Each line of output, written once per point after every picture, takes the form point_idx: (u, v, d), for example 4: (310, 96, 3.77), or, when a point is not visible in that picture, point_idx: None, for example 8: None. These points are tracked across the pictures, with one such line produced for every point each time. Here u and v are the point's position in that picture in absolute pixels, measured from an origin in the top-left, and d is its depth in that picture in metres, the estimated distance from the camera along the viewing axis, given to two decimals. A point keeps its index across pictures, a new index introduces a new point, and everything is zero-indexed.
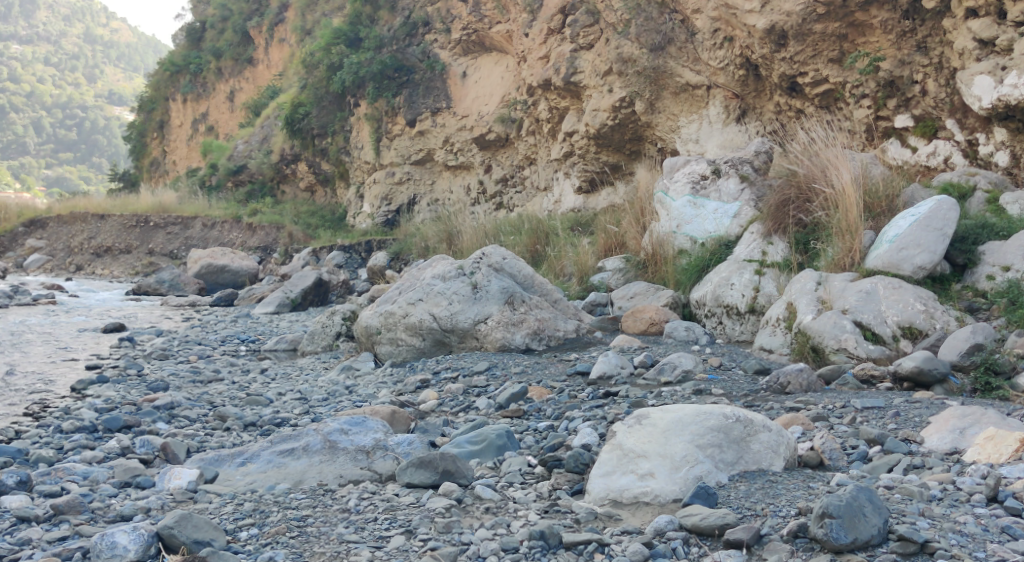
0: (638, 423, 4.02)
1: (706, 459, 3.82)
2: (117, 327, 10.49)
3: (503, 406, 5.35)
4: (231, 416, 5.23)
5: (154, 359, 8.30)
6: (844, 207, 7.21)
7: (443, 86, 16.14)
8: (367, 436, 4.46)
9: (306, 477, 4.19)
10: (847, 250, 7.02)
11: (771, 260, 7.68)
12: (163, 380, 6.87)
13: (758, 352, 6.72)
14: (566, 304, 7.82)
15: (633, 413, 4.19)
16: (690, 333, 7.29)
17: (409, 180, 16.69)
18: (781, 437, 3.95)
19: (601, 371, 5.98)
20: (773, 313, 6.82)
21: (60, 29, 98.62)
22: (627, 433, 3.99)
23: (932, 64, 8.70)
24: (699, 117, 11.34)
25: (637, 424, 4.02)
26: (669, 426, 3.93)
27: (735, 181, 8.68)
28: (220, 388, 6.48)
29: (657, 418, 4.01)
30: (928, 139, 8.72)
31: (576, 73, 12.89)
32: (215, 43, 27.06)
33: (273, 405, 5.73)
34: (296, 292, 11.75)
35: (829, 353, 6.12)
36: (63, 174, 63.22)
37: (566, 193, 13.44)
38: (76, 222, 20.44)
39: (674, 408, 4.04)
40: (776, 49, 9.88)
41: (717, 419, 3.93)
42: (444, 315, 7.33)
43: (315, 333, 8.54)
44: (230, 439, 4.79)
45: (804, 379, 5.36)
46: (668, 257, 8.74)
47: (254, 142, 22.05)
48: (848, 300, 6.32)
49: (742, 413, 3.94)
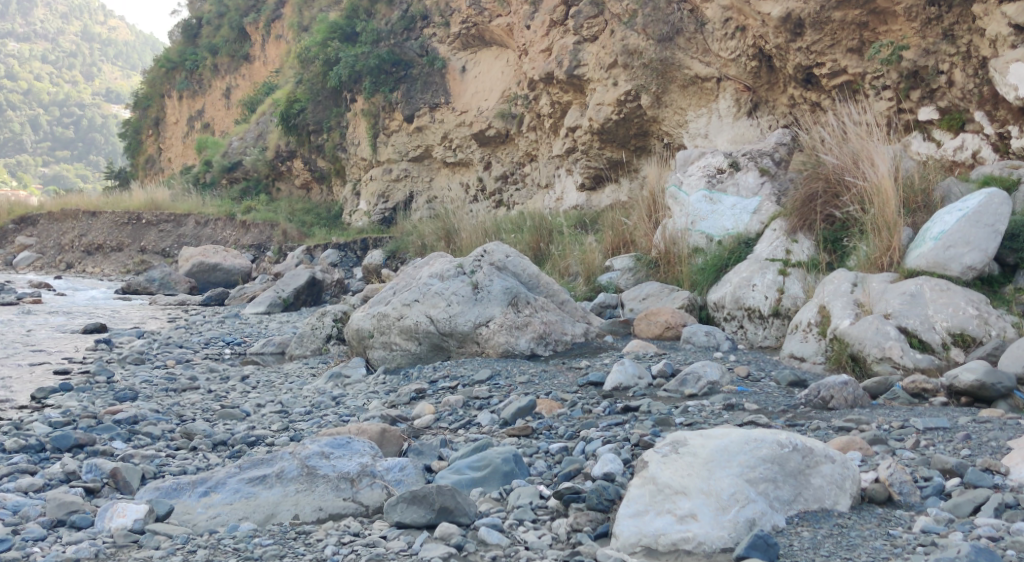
0: (675, 451, 3.40)
1: (758, 498, 3.21)
2: (98, 328, 9.88)
3: (509, 422, 4.74)
4: (199, 434, 4.60)
5: (129, 363, 7.67)
6: (880, 201, 6.59)
7: (441, 82, 15.49)
8: (351, 460, 3.84)
9: (279, 511, 3.60)
10: (884, 248, 6.41)
11: (797, 259, 7.07)
12: (132, 388, 6.24)
13: (787, 360, 6.07)
14: (573, 305, 7.20)
15: (664, 437, 3.57)
16: (711, 338, 6.65)
17: (407, 177, 16.06)
18: (845, 470, 3.35)
19: (617, 383, 5.38)
20: (803, 317, 6.19)
21: (57, 27, 97.83)
22: (661, 462, 3.36)
23: (960, 53, 8.06)
24: (708, 111, 10.70)
25: (673, 452, 3.40)
26: (712, 456, 3.31)
27: (754, 174, 8.17)
28: (193, 398, 5.85)
29: (697, 446, 3.39)
30: (955, 133, 8.06)
31: (580, 66, 12.25)
32: (211, 38, 26.36)
33: (250, 419, 5.10)
34: (288, 291, 11.12)
35: (871, 363, 5.49)
36: (61, 172, 62.45)
37: (568, 190, 12.84)
38: (66, 219, 19.79)
39: (717, 431, 3.45)
40: (792, 38, 9.27)
41: (768, 447, 3.33)
42: (442, 318, 6.69)
43: (304, 335, 7.91)
44: (195, 462, 4.16)
45: (849, 393, 4.73)
46: (683, 256, 8.09)
47: (249, 138, 21.41)
48: (890, 303, 5.71)
49: (800, 439, 3.34)
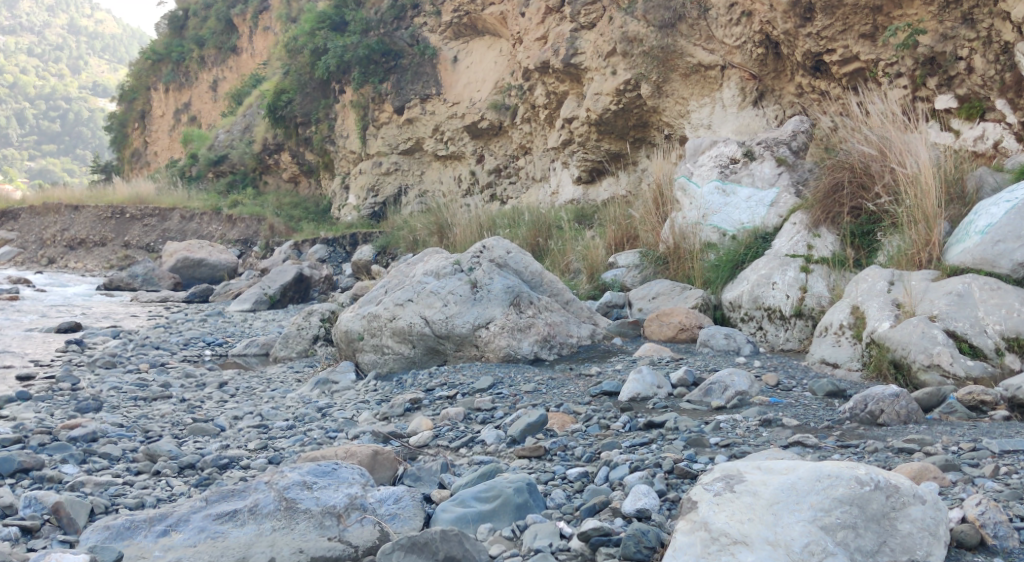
0: (730, 488, 3.00)
1: (837, 549, 2.82)
2: (73, 328, 9.28)
3: (517, 441, 4.17)
4: (163, 455, 4.01)
5: (100, 367, 7.07)
6: (917, 191, 6.03)
7: (433, 72, 14.91)
8: (338, 492, 3.33)
9: (252, 554, 3.12)
10: (922, 243, 5.86)
11: (820, 255, 6.52)
12: (97, 398, 5.66)
13: (819, 366, 5.52)
14: (579, 305, 6.66)
15: (713, 471, 3.16)
16: (731, 342, 6.08)
17: (397, 171, 15.40)
18: (937, 514, 2.93)
19: (634, 393, 4.83)
20: (834, 319, 5.65)
21: (42, 20, 96.58)
22: (713, 504, 2.97)
23: (980, 38, 7.49)
24: (711, 101, 10.13)
25: (728, 491, 3.00)
26: (776, 497, 2.93)
27: (771, 164, 7.63)
28: (163, 409, 5.28)
29: (757, 484, 3.00)
30: (975, 122, 7.53)
31: (577, 55, 11.67)
32: (198, 31, 25.68)
33: (225, 436, 4.53)
34: (275, 288, 10.54)
35: (917, 371, 4.95)
36: (47, 166, 61.34)
37: (565, 183, 12.24)
38: (48, 213, 19.11)
39: (780, 465, 3.05)
40: (801, 23, 8.73)
41: (845, 486, 2.93)
42: (439, 319, 6.14)
43: (289, 336, 7.35)
44: (156, 492, 3.62)
45: (902, 407, 4.18)
46: (694, 251, 7.50)
47: (236, 131, 20.70)
48: (935, 303, 5.17)
49: (883, 477, 2.94)
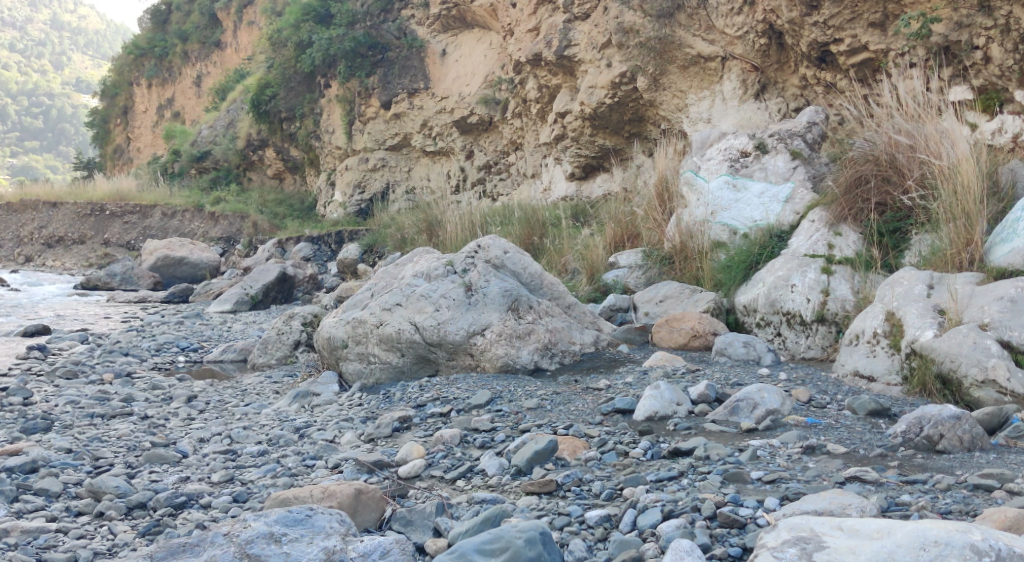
0: (808, 557, 2.67)
1: None
2: (41, 331, 8.68)
3: (523, 472, 3.61)
4: (110, 493, 3.47)
5: (61, 378, 6.47)
6: (956, 184, 5.50)
7: (421, 65, 14.31)
8: (312, 546, 2.84)
9: None
10: (962, 243, 5.33)
11: (842, 255, 5.93)
12: (48, 414, 5.09)
13: (852, 379, 4.96)
14: (581, 309, 6.10)
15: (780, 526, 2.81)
16: (751, 350, 5.51)
17: (384, 167, 14.82)
18: None
19: (650, 412, 4.26)
20: (866, 327, 5.09)
21: (25, 15, 95.42)
22: None
23: (998, 26, 6.94)
24: (711, 94, 9.57)
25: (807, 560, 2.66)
26: None
27: (785, 157, 6.98)
28: (119, 429, 4.71)
29: (842, 552, 2.66)
30: (992, 114, 7.01)
31: (571, 46, 11.05)
32: (180, 25, 24.91)
33: (186, 465, 3.96)
34: (257, 288, 9.93)
35: (970, 387, 4.41)
36: (30, 163, 60.26)
37: (557, 180, 11.68)
38: (24, 210, 18.41)
39: (869, 526, 2.72)
40: (807, 12, 8.15)
41: (957, 556, 2.59)
42: (429, 325, 5.54)
43: (268, 341, 6.76)
44: (95, 544, 3.13)
45: (964, 432, 3.65)
46: (702, 251, 6.93)
47: (219, 127, 20.05)
48: (986, 310, 4.65)
49: (1004, 546, 2.59)
